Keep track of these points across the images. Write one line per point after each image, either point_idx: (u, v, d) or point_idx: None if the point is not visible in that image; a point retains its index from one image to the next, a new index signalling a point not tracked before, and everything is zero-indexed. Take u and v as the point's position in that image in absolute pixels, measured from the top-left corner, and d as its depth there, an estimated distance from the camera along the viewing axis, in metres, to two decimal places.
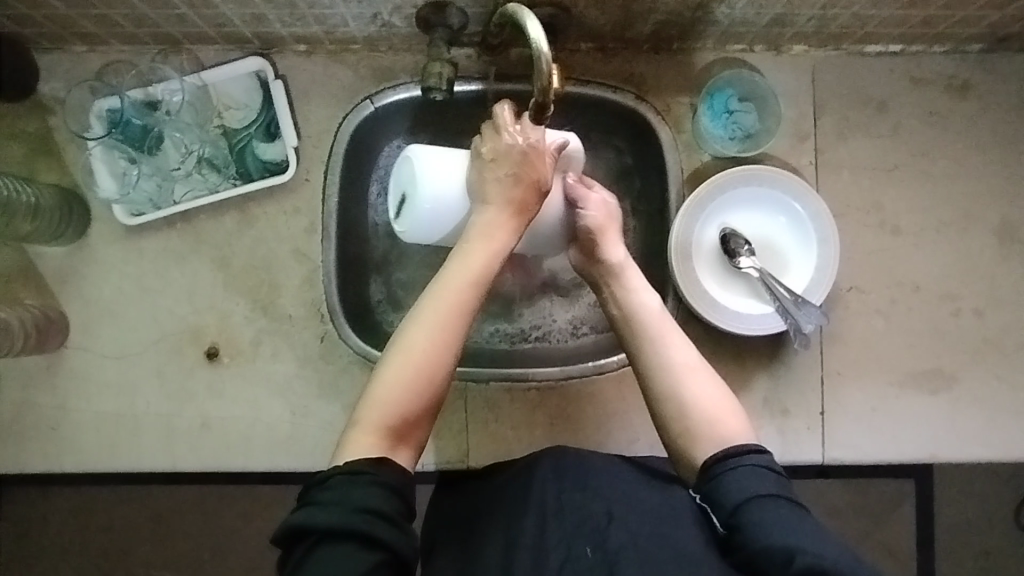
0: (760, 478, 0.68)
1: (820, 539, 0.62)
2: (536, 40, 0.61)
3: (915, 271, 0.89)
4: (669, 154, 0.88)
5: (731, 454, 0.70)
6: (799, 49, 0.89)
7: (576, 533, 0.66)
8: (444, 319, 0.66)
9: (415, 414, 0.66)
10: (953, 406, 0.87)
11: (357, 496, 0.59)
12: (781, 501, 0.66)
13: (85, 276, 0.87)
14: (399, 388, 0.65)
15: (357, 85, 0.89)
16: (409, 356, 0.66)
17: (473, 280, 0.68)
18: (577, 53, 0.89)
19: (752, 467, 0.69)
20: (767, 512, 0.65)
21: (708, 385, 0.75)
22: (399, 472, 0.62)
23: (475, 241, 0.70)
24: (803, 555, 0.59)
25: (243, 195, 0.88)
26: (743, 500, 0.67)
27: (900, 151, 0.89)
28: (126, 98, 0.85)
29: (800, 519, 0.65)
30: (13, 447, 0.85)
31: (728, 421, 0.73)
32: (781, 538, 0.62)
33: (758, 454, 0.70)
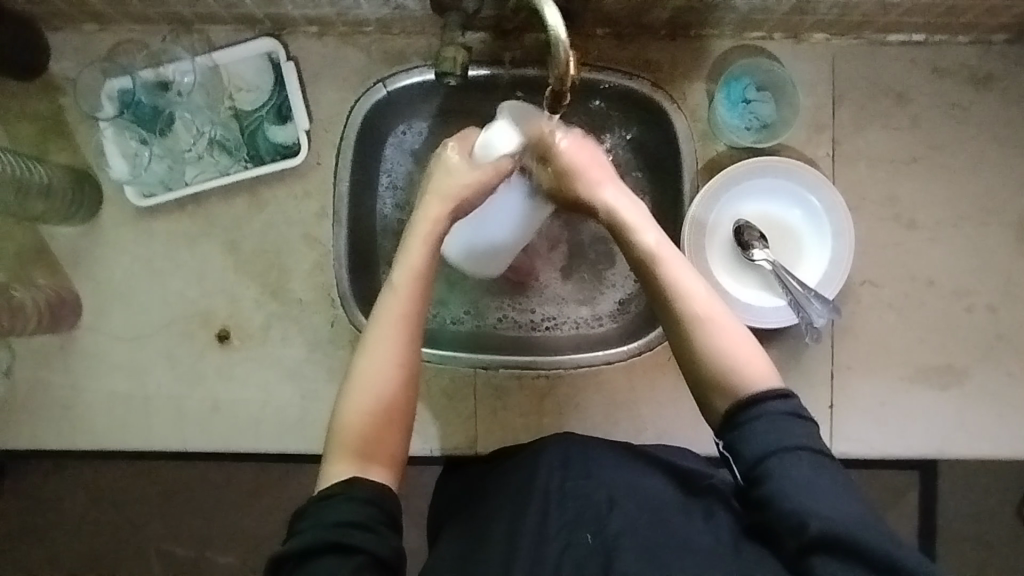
0: (785, 427, 0.63)
1: (840, 500, 0.60)
2: (554, 26, 0.60)
3: (930, 266, 0.88)
4: (684, 143, 0.86)
5: (753, 401, 0.65)
6: (819, 37, 0.88)
7: (577, 521, 0.67)
8: (390, 333, 0.69)
9: (382, 435, 0.67)
10: (963, 402, 0.87)
11: (331, 513, 0.61)
12: (805, 449, 0.62)
13: (97, 258, 0.88)
14: (362, 409, 0.67)
15: (369, 68, 0.88)
16: (368, 382, 0.68)
17: (416, 281, 0.72)
18: (594, 39, 0.88)
19: (776, 415, 0.64)
20: (789, 464, 0.62)
21: (729, 327, 0.70)
22: (375, 487, 0.63)
23: (413, 241, 0.74)
24: (819, 521, 0.58)
25: (254, 178, 0.87)
26: (765, 451, 0.63)
27: (919, 144, 0.88)
28: (137, 78, 0.85)
29: (824, 473, 0.62)
30: (28, 425, 0.86)
31: (751, 365, 0.68)
32: (799, 496, 0.60)
33: (784, 400, 0.65)
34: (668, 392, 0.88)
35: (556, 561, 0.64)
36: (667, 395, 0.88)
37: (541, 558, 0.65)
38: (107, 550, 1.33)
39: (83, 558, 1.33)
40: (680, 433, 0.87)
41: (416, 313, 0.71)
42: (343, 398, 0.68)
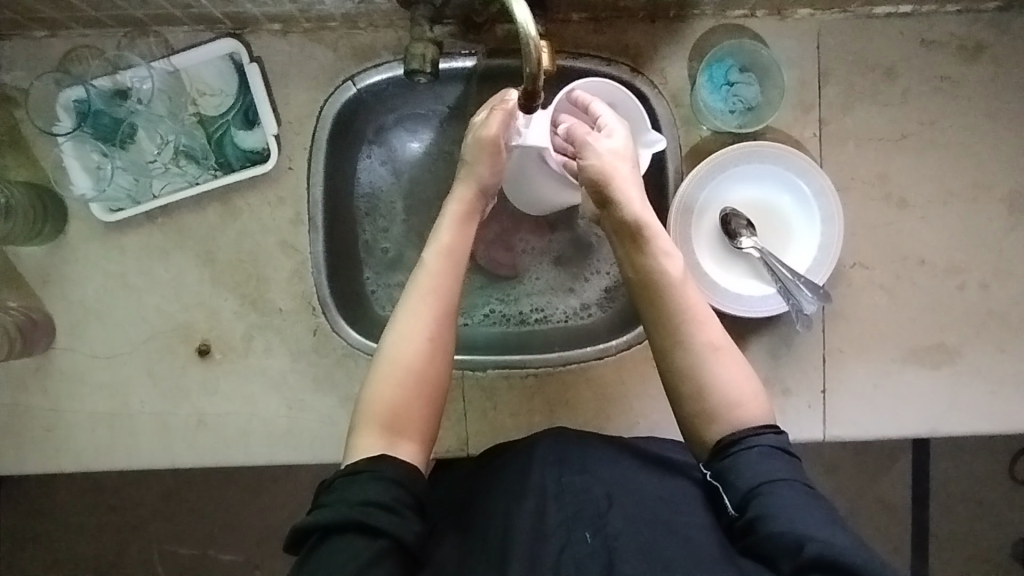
0: (774, 460, 0.65)
1: (831, 526, 0.60)
2: (524, 23, 0.56)
3: (921, 245, 0.86)
4: (665, 130, 0.84)
5: (746, 434, 0.67)
6: (804, 13, 0.84)
7: (577, 518, 0.65)
8: (425, 305, 0.69)
9: (413, 411, 0.66)
10: (956, 380, 0.86)
11: (358, 490, 0.60)
12: (795, 483, 0.64)
13: (67, 276, 0.85)
14: (394, 384, 0.66)
15: (338, 66, 0.84)
16: (400, 356, 0.67)
17: (448, 260, 0.71)
18: (569, 24, 0.84)
19: (767, 449, 0.66)
20: (780, 493, 0.62)
21: (735, 360, 0.70)
22: (402, 467, 0.62)
23: (445, 220, 0.73)
24: (815, 542, 0.57)
25: (225, 187, 0.84)
26: (756, 483, 0.64)
27: (908, 120, 0.85)
28: (92, 88, 0.81)
29: (813, 503, 0.62)
30: (10, 450, 0.85)
31: (750, 401, 0.69)
32: (791, 521, 0.60)
33: (773, 435, 0.67)
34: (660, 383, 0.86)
35: (555, 559, 0.62)
36: (659, 388, 0.86)
37: (540, 555, 0.63)
38: (107, 558, 1.32)
39: (84, 568, 1.32)
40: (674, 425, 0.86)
41: (450, 291, 0.70)
42: (375, 372, 0.68)
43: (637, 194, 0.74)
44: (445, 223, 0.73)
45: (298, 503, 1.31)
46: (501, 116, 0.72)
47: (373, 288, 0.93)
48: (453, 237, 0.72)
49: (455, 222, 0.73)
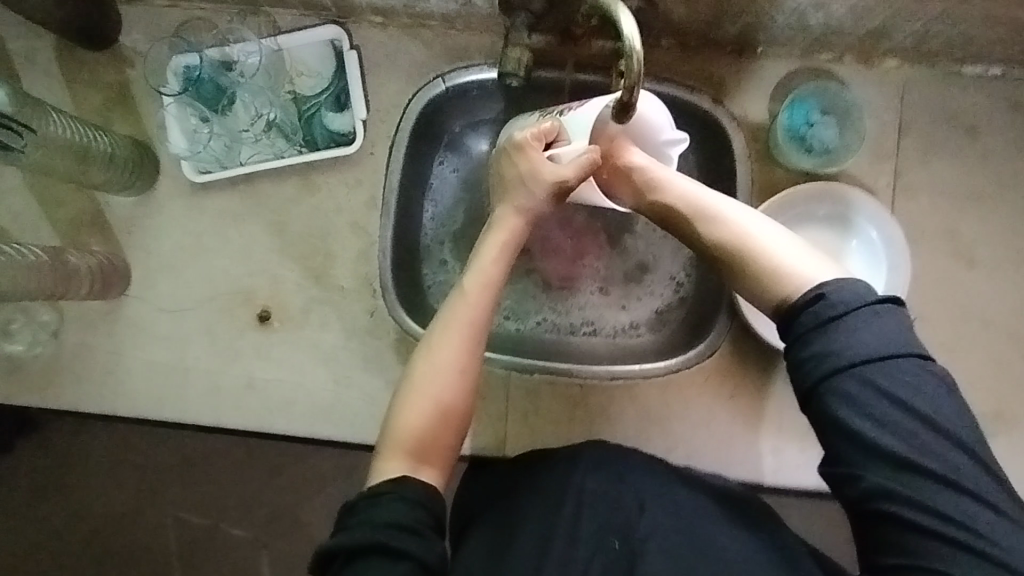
0: (836, 339, 0.55)
1: (902, 442, 0.53)
2: (629, 37, 0.58)
3: (986, 307, 0.85)
4: (740, 161, 0.85)
5: (795, 309, 0.59)
6: (890, 64, 0.85)
7: (608, 525, 0.69)
8: (455, 334, 0.68)
9: (439, 439, 0.65)
10: (1009, 450, 0.84)
11: (381, 511, 0.58)
12: (866, 372, 0.54)
13: (147, 229, 0.89)
14: (417, 412, 0.66)
15: (430, 62, 0.88)
16: (426, 387, 0.66)
17: (485, 288, 0.69)
18: (658, 49, 0.87)
19: (823, 326, 0.56)
20: (844, 398, 0.54)
21: (778, 239, 0.65)
22: (424, 489, 0.61)
23: (485, 248, 0.71)
24: (870, 472, 0.54)
25: (307, 163, 0.88)
26: (822, 378, 0.55)
27: (987, 180, 0.85)
28: (204, 56, 0.86)
29: (895, 404, 0.53)
30: (69, 387, 0.88)
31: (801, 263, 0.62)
32: (861, 436, 0.54)
33: (834, 295, 0.57)
34: (703, 411, 0.86)
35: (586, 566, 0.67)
36: (702, 416, 0.86)
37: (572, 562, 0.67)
38: (127, 513, 1.34)
39: (102, 519, 1.35)
40: (712, 455, 0.86)
41: (481, 326, 0.69)
42: (402, 398, 0.67)
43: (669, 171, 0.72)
44: (489, 245, 0.71)
45: (316, 485, 1.32)
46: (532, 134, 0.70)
47: (429, 283, 0.94)
48: (496, 263, 0.71)
49: (498, 249, 0.72)
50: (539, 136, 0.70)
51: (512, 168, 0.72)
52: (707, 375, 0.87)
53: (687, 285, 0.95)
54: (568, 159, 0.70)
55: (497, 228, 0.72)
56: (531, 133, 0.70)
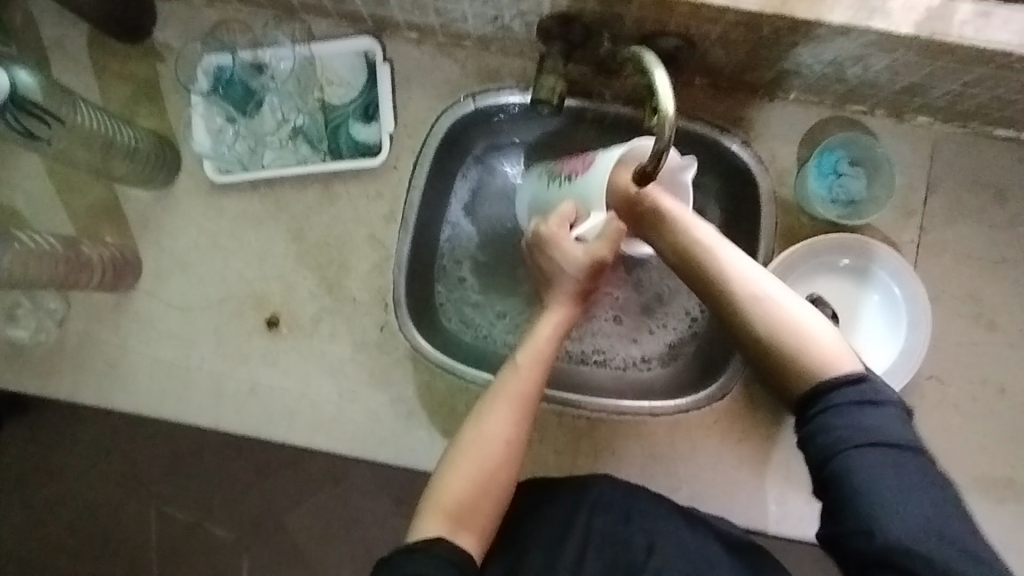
0: (866, 419, 0.60)
1: (915, 509, 0.56)
2: (665, 101, 0.58)
3: (1003, 372, 0.84)
4: (764, 205, 0.85)
5: (820, 390, 0.62)
6: (923, 120, 0.85)
7: (613, 566, 0.69)
8: (507, 405, 0.69)
9: (480, 507, 0.66)
10: (1018, 520, 0.82)
11: (414, 565, 0.60)
12: (889, 446, 0.58)
13: (163, 224, 0.88)
14: (463, 480, 0.67)
15: (461, 81, 0.87)
16: (473, 454, 0.68)
17: (536, 362, 0.71)
18: (690, 87, 0.86)
19: (855, 405, 0.60)
20: (869, 464, 0.58)
21: (790, 303, 0.66)
22: (457, 553, 0.62)
23: (541, 321, 0.73)
24: (886, 531, 0.56)
25: (330, 172, 0.88)
26: (842, 448, 0.59)
27: (1012, 245, 0.84)
28: (237, 58, 0.86)
29: (907, 475, 0.57)
30: (69, 378, 0.87)
31: (822, 342, 0.64)
32: (879, 495, 0.57)
33: (857, 386, 0.61)
34: (709, 454, 0.85)
35: None
36: (708, 459, 0.85)
37: None
38: (111, 506, 1.32)
39: (85, 510, 1.32)
40: (715, 499, 0.84)
41: (532, 396, 0.70)
42: (448, 463, 0.68)
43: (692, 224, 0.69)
44: (544, 322, 0.73)
45: (303, 491, 1.30)
46: (557, 218, 0.71)
47: (441, 300, 0.93)
48: (550, 340, 0.72)
49: (553, 328, 0.73)
50: (564, 221, 0.71)
51: (552, 249, 0.71)
52: (716, 418, 0.85)
53: (700, 321, 0.94)
54: (594, 236, 0.70)
55: (552, 309, 0.73)
56: (555, 222, 0.71)
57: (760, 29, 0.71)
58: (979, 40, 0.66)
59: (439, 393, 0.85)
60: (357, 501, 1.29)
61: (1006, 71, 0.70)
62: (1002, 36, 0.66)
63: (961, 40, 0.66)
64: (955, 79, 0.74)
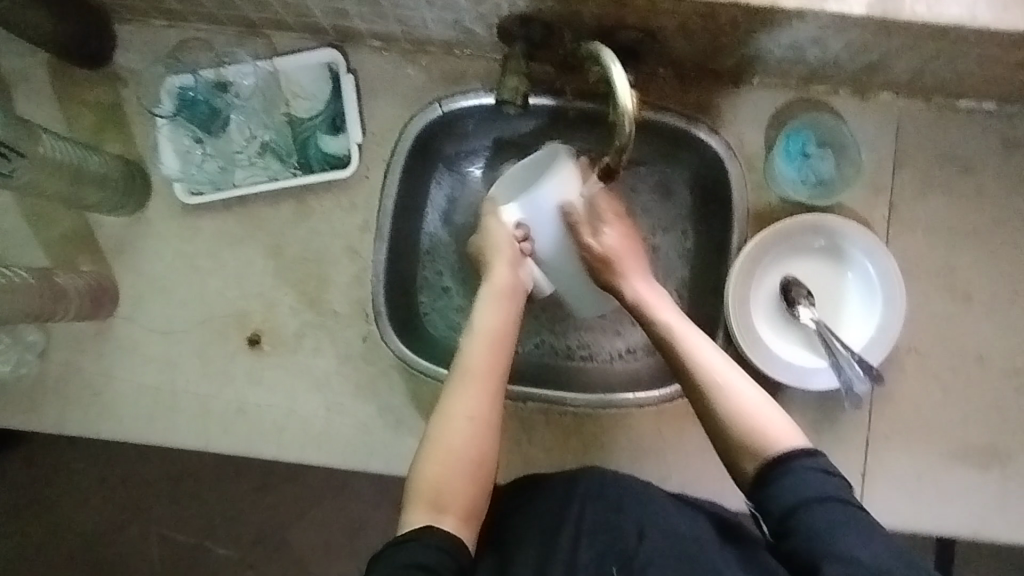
0: (813, 482, 0.61)
1: (863, 546, 0.57)
2: (621, 96, 0.60)
3: (980, 341, 0.85)
4: (735, 190, 0.85)
5: (781, 459, 0.63)
6: (887, 97, 0.86)
7: (607, 555, 0.68)
8: (475, 383, 0.70)
9: (461, 488, 0.66)
10: (1003, 486, 0.83)
11: (404, 554, 0.60)
12: (836, 500, 0.60)
13: (139, 250, 0.88)
14: (438, 463, 0.67)
15: (427, 87, 0.87)
16: (446, 439, 0.68)
17: (488, 346, 0.73)
18: (656, 78, 0.87)
19: (806, 468, 0.62)
20: (816, 514, 0.59)
21: (755, 394, 0.68)
22: (448, 539, 0.63)
23: (484, 309, 0.76)
24: (834, 563, 0.56)
25: (303, 186, 0.87)
26: (797, 502, 0.61)
27: (981, 214, 0.85)
28: (199, 77, 0.86)
29: (859, 524, 0.59)
30: (53, 409, 0.87)
31: (778, 427, 0.65)
32: (826, 536, 0.58)
33: (811, 458, 0.63)
34: (697, 442, 0.85)
35: None
36: (695, 447, 0.85)
37: None
38: (108, 532, 1.32)
39: (83, 537, 1.32)
40: (706, 485, 0.85)
41: (495, 375, 0.71)
42: (422, 453, 0.68)
43: (668, 310, 0.74)
44: (487, 310, 0.75)
45: (303, 505, 1.30)
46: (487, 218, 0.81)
47: (426, 309, 0.93)
48: (498, 324, 0.74)
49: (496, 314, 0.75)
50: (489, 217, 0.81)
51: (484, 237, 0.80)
52: None
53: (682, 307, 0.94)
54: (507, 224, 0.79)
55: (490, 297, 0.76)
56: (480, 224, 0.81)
57: (716, 19, 0.72)
58: (932, 16, 0.67)
59: (426, 399, 0.86)
60: (357, 511, 1.30)
61: (962, 44, 0.71)
62: (954, 10, 0.66)
63: (914, 17, 0.67)
64: (913, 55, 0.75)
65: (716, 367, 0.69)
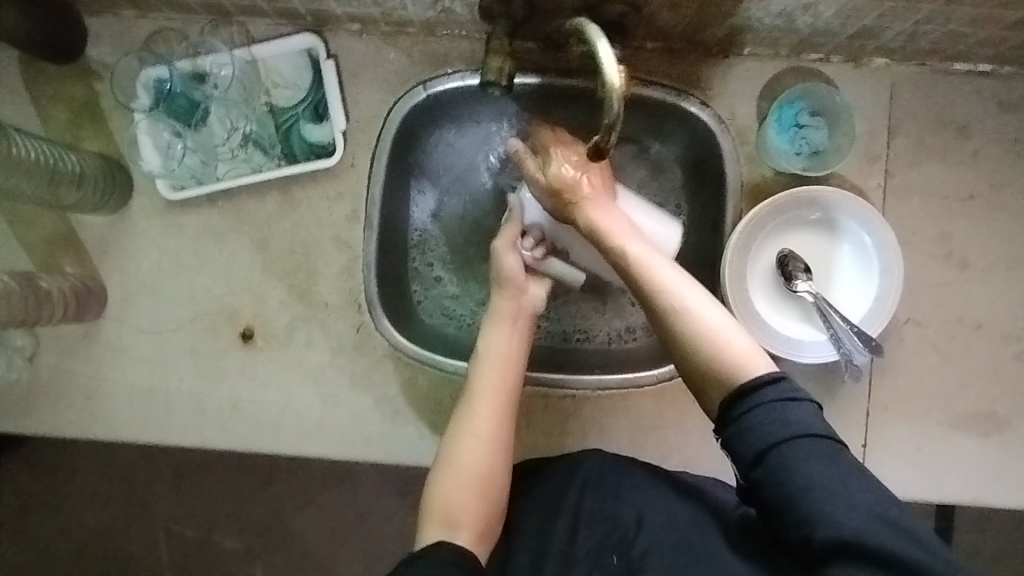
0: (778, 417, 0.58)
1: (841, 494, 0.55)
2: (608, 74, 0.58)
3: (978, 308, 0.84)
4: (728, 164, 0.84)
5: (746, 389, 0.60)
6: (881, 63, 0.84)
7: (603, 543, 0.69)
8: (485, 404, 0.70)
9: (475, 505, 0.66)
10: (1003, 451, 0.83)
11: (419, 568, 0.59)
12: (807, 439, 0.57)
13: (124, 248, 0.87)
14: (452, 484, 0.67)
15: (410, 70, 0.85)
16: (461, 461, 0.68)
17: (497, 367, 0.72)
18: (643, 51, 0.85)
19: (771, 403, 0.59)
20: (790, 461, 0.57)
21: (720, 319, 0.65)
22: (461, 553, 0.61)
23: (491, 326, 0.75)
24: (823, 527, 0.55)
25: (287, 177, 0.86)
26: (767, 446, 0.58)
27: (977, 180, 0.84)
28: (175, 68, 0.83)
29: (832, 461, 0.57)
30: (47, 413, 0.86)
31: (744, 352, 0.63)
32: (806, 489, 0.56)
33: (777, 386, 0.60)
34: (697, 420, 0.85)
35: None
36: (695, 424, 0.85)
37: None
38: (112, 531, 1.32)
39: (87, 537, 1.32)
40: (707, 462, 0.85)
41: (505, 395, 0.71)
42: (436, 473, 0.69)
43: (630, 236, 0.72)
44: (495, 330, 0.75)
45: (305, 496, 1.30)
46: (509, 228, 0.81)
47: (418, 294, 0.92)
48: (507, 345, 0.74)
49: (505, 333, 0.75)
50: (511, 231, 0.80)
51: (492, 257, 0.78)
52: None
53: None
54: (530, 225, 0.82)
55: (499, 316, 0.76)
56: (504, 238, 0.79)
57: None
58: None
59: (422, 388, 0.85)
60: (360, 499, 1.30)
61: (955, 5, 0.69)
62: None
63: None
64: (906, 18, 0.73)
65: (677, 293, 0.66)
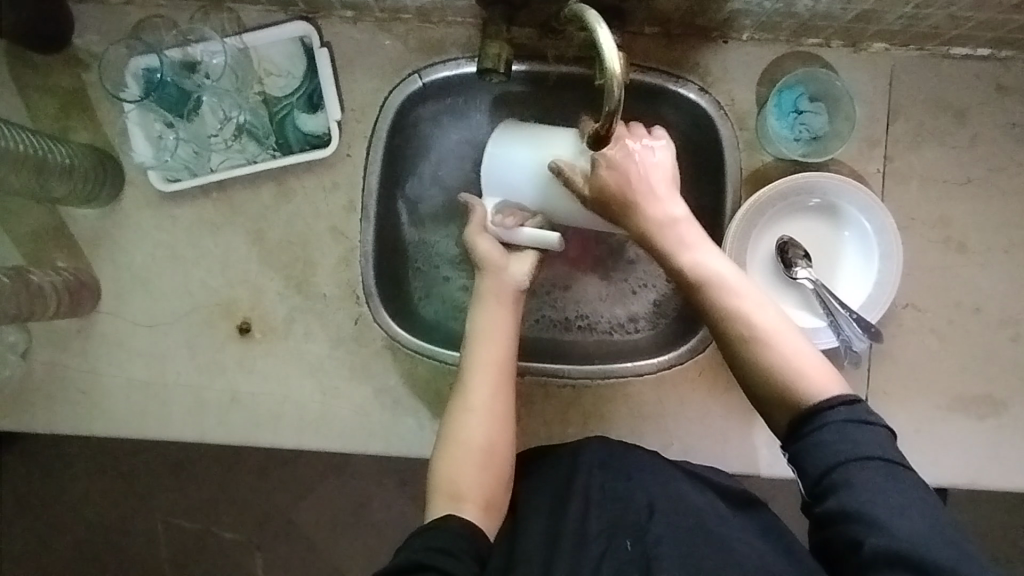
0: (849, 437, 0.59)
1: (904, 515, 0.56)
2: (609, 60, 0.57)
3: (976, 293, 0.84)
4: (727, 150, 0.83)
5: (820, 408, 0.61)
6: (880, 47, 0.83)
7: (618, 525, 0.68)
8: (485, 383, 0.72)
9: (482, 480, 0.68)
10: (1000, 434, 0.84)
11: (425, 540, 0.61)
12: (880, 462, 0.58)
13: (117, 242, 0.85)
14: (461, 462, 0.68)
15: (405, 57, 0.84)
16: (467, 437, 0.70)
17: (493, 346, 0.73)
18: (641, 37, 0.84)
19: (843, 424, 0.60)
20: (858, 479, 0.57)
21: (794, 339, 0.65)
22: (467, 527, 0.63)
23: (481, 310, 0.76)
24: (877, 538, 0.55)
25: (282, 167, 0.84)
26: (835, 462, 0.58)
27: (976, 164, 0.84)
28: (164, 58, 0.81)
29: (903, 486, 0.57)
30: (42, 409, 0.85)
31: (814, 372, 0.64)
32: (867, 505, 0.56)
33: (847, 408, 0.61)
34: (698, 408, 0.85)
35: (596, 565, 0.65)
36: (695, 412, 0.85)
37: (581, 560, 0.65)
38: (110, 525, 1.31)
39: (85, 531, 1.32)
40: (707, 449, 0.85)
41: (502, 373, 0.72)
42: (442, 451, 0.70)
43: (694, 246, 0.69)
44: (486, 312, 0.75)
45: (304, 487, 1.30)
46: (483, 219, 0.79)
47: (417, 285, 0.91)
48: (501, 327, 0.74)
49: (496, 316, 0.75)
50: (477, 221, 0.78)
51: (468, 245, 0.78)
52: (700, 370, 0.85)
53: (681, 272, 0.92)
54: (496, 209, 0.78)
55: (490, 298, 0.76)
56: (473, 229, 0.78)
57: None
58: None
59: (423, 379, 0.85)
60: (358, 490, 1.30)
61: None
62: None
63: None
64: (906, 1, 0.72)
65: (753, 312, 0.66)
